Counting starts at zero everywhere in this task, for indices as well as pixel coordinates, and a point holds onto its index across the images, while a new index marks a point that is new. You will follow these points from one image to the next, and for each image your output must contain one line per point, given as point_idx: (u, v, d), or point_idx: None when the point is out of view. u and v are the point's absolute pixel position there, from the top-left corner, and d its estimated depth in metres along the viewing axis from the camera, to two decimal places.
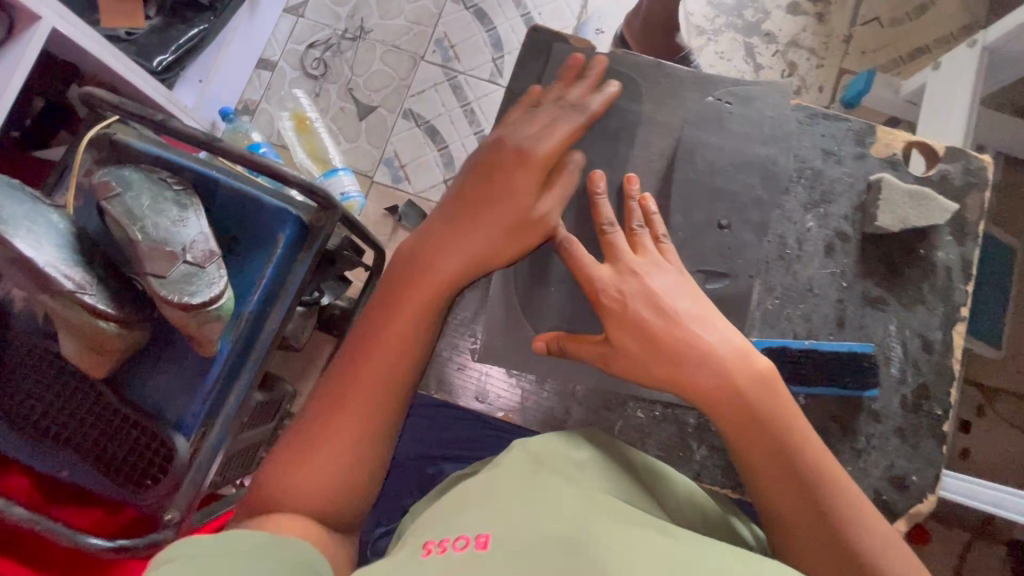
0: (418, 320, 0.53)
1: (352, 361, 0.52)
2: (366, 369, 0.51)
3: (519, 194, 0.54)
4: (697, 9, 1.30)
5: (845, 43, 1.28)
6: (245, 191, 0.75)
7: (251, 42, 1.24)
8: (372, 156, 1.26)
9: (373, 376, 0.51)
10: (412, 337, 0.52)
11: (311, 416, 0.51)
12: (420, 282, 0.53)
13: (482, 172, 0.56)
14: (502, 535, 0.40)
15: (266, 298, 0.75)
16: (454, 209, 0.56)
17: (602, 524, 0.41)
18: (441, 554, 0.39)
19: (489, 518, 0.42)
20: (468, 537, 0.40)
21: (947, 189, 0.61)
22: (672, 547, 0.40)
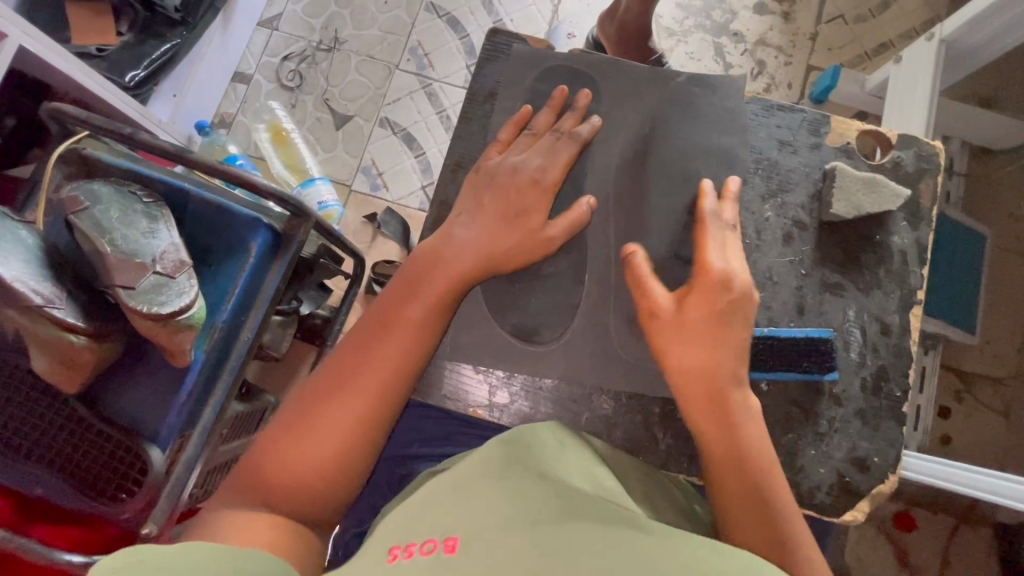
0: (429, 315, 0.54)
1: (354, 358, 0.52)
2: (372, 362, 0.51)
3: (517, 213, 0.57)
4: (666, 11, 1.32)
5: (811, 41, 1.31)
6: (217, 202, 0.75)
7: (226, 56, 1.25)
8: (349, 165, 1.26)
9: (382, 366, 0.51)
10: (422, 335, 0.53)
11: (304, 409, 0.50)
12: (429, 285, 0.54)
13: (487, 189, 0.58)
14: (471, 536, 0.39)
15: (239, 307, 0.75)
16: (464, 221, 0.57)
17: (572, 522, 0.40)
18: (407, 558, 0.38)
19: (459, 521, 0.41)
20: (437, 541, 0.39)
21: (899, 176, 0.62)
22: (640, 534, 0.40)
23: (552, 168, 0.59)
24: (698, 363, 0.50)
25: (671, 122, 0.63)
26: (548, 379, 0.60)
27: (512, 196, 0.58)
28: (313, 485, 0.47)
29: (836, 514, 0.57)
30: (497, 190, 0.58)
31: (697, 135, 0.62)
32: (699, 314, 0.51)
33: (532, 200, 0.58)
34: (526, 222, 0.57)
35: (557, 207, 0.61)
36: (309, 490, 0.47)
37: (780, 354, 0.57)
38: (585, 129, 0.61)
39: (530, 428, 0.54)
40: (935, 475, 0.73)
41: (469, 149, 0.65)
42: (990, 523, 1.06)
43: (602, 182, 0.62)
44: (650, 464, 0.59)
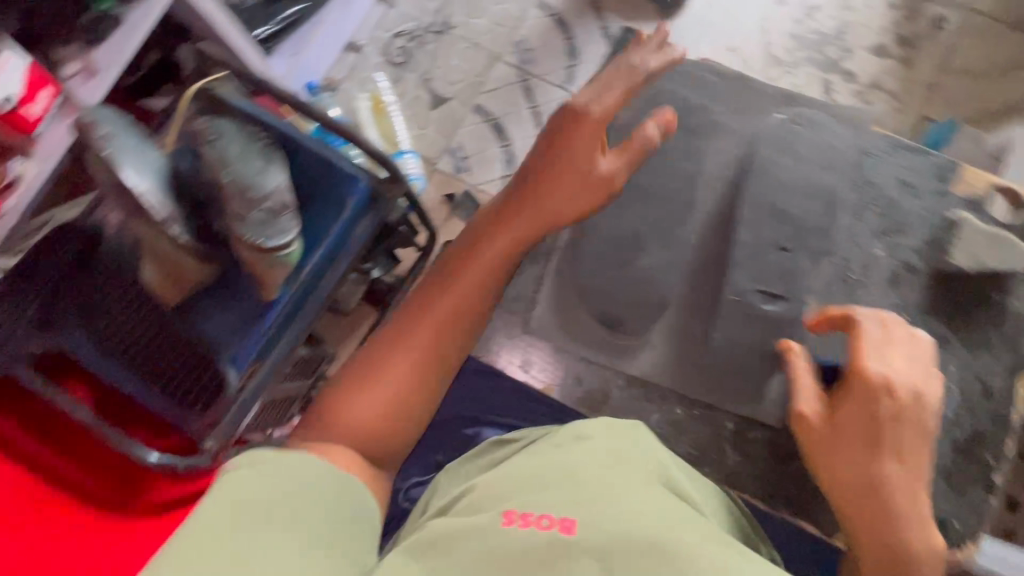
0: (485, 279, 0.63)
1: (428, 306, 0.61)
2: (435, 317, 0.60)
3: (588, 179, 0.66)
4: (777, 40, 1.29)
5: (929, 91, 1.25)
6: (323, 154, 0.80)
7: (343, 25, 1.31)
8: (439, 144, 1.31)
9: (444, 319, 0.60)
10: (478, 295, 0.62)
11: (375, 356, 0.59)
12: (486, 253, 0.64)
13: (555, 164, 0.66)
14: (585, 519, 0.44)
15: (327, 256, 0.79)
16: (531, 196, 0.66)
17: (673, 523, 0.44)
18: (525, 529, 0.44)
19: (570, 501, 0.46)
20: (552, 517, 0.44)
21: None
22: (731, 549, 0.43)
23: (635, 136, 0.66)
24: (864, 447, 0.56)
25: (803, 143, 0.76)
26: None
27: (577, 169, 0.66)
28: (398, 406, 0.57)
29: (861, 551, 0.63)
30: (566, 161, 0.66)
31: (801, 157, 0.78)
32: (857, 415, 0.56)
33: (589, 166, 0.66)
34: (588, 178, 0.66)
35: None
36: (396, 412, 0.57)
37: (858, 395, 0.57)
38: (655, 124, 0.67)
39: (602, 419, 0.60)
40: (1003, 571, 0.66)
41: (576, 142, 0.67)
42: None
43: None
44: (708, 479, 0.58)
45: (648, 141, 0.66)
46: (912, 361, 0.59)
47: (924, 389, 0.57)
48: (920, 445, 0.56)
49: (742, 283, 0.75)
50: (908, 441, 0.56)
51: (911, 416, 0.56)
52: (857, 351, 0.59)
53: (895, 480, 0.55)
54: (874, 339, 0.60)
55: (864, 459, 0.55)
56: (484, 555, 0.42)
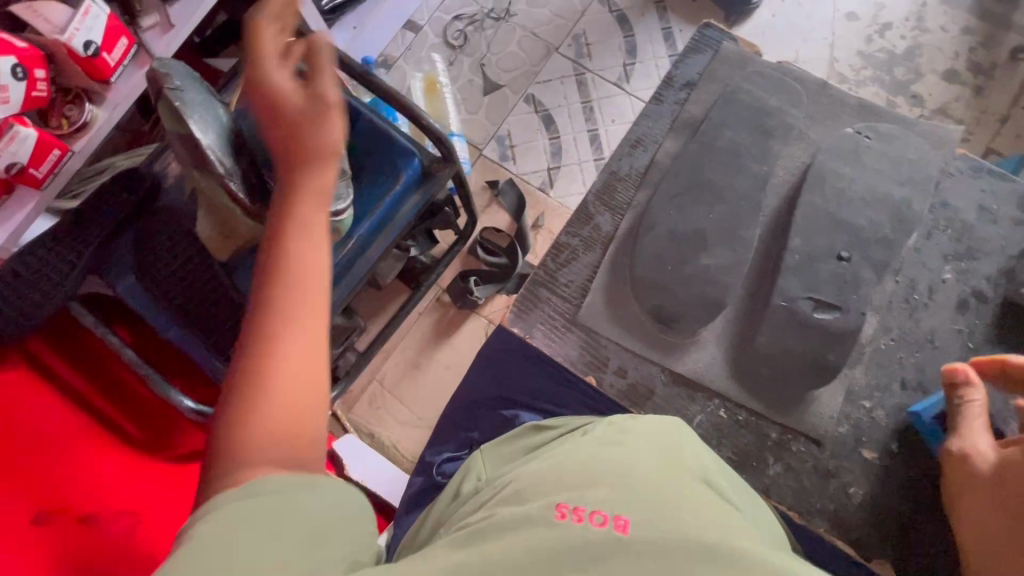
0: (319, 205, 0.53)
1: (262, 288, 0.48)
2: (299, 273, 0.48)
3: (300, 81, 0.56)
4: (844, 56, 1.26)
5: (999, 123, 1.20)
6: (381, 127, 0.81)
7: (405, 3, 1.32)
8: (487, 130, 1.31)
9: (310, 272, 0.49)
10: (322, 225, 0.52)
11: (244, 368, 0.46)
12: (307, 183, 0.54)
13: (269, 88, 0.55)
14: (639, 520, 0.44)
15: (376, 227, 0.80)
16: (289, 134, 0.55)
17: (725, 532, 0.45)
18: (579, 523, 0.45)
19: (623, 500, 0.47)
20: (607, 515, 0.45)
21: None
22: (779, 561, 0.44)
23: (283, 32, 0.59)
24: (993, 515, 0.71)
25: (873, 153, 0.85)
26: None
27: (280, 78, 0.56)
28: (280, 398, 0.45)
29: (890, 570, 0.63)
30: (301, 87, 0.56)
31: (874, 167, 0.85)
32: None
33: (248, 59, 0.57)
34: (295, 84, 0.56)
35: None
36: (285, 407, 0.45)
37: None
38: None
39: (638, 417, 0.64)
40: None
41: None
42: None
43: None
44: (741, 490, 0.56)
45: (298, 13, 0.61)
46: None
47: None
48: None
49: (792, 289, 0.81)
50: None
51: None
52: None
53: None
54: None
55: (993, 515, 0.71)
56: (537, 545, 0.43)
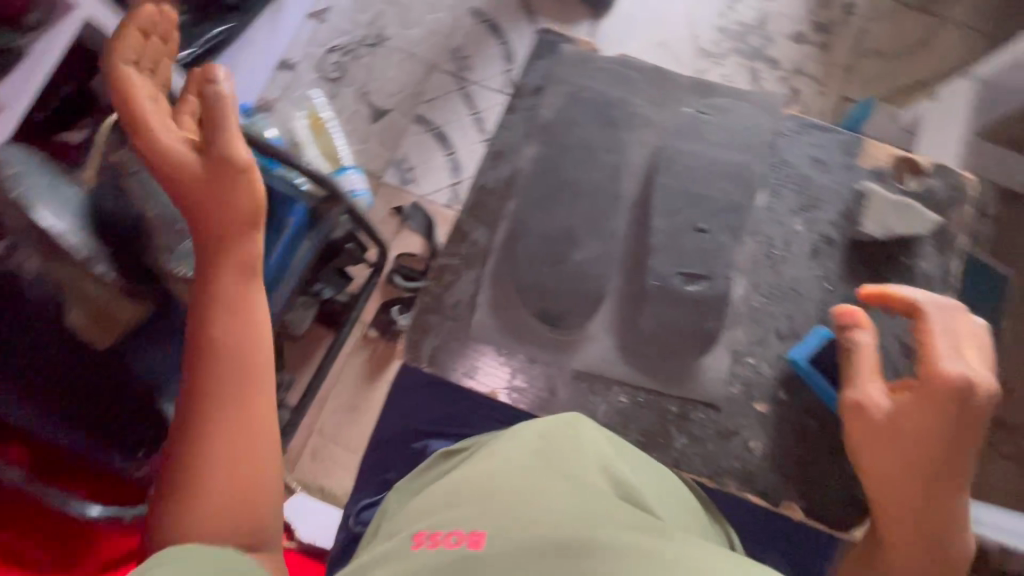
0: (244, 285, 0.58)
1: (197, 382, 0.55)
2: (227, 357, 0.55)
3: (215, 168, 0.58)
4: (704, 33, 1.34)
5: (847, 72, 1.32)
6: (258, 178, 0.78)
7: (273, 44, 1.29)
8: (383, 157, 1.29)
9: (241, 355, 0.56)
10: (251, 308, 0.58)
11: (188, 445, 0.52)
12: (228, 265, 0.58)
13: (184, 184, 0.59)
14: (495, 532, 0.41)
15: (270, 280, 0.78)
16: (208, 243, 0.59)
17: (597, 527, 0.41)
18: (434, 548, 0.41)
19: (484, 514, 0.43)
20: (462, 532, 0.42)
21: (930, 203, 0.63)
22: (661, 548, 0.39)
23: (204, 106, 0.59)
24: None
25: None
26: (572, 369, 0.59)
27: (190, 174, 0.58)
28: (221, 480, 0.51)
29: (845, 530, 0.56)
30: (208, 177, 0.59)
31: None
32: (926, 416, 0.50)
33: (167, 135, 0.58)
34: (204, 169, 0.58)
35: (585, 199, 0.59)
36: (227, 498, 0.51)
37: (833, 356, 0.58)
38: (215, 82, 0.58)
39: (541, 417, 0.55)
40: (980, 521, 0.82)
41: (509, 142, 0.64)
42: None
43: None
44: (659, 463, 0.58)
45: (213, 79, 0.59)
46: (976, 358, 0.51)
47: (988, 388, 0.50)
48: None
49: None
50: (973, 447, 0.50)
51: (976, 419, 0.50)
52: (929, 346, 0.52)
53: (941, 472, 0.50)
54: (943, 334, 0.52)
55: None
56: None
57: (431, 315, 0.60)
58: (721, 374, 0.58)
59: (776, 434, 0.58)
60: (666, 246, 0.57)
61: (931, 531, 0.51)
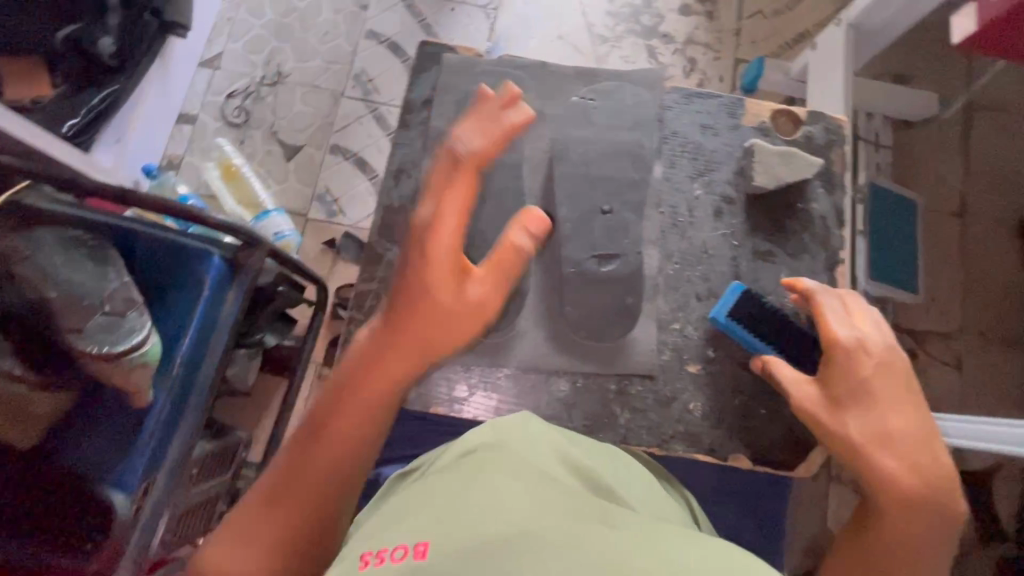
0: (377, 417, 0.47)
1: (272, 486, 0.45)
2: (299, 482, 0.44)
3: (468, 305, 0.50)
4: (598, 20, 1.38)
5: (736, 36, 1.38)
6: (167, 238, 0.75)
7: (168, 98, 1.24)
8: (305, 194, 1.27)
9: (314, 491, 0.44)
10: (354, 449, 0.46)
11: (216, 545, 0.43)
12: (353, 401, 0.47)
13: (423, 288, 0.49)
14: (442, 539, 0.36)
15: (198, 341, 0.74)
16: (349, 381, 0.48)
17: (552, 521, 0.38)
18: (378, 567, 0.35)
19: (432, 523, 0.39)
20: (406, 545, 0.37)
21: (811, 148, 0.67)
22: (615, 537, 0.37)
23: (435, 205, 0.52)
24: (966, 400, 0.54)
25: None
26: (503, 369, 0.61)
27: (440, 301, 0.49)
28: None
29: (788, 468, 0.60)
30: (415, 278, 0.49)
31: None
32: (846, 382, 0.51)
33: (451, 260, 0.50)
34: (465, 302, 0.50)
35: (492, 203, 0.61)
36: None
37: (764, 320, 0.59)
38: (520, 233, 0.53)
39: (488, 421, 0.54)
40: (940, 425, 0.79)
41: (408, 158, 0.65)
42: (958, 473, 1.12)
43: (541, 174, 0.64)
44: (609, 441, 0.60)
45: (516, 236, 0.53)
46: (872, 324, 0.54)
47: (890, 346, 0.52)
48: None
49: None
50: (904, 398, 0.50)
51: (891, 369, 0.51)
52: (824, 318, 0.55)
53: (897, 428, 0.48)
54: (833, 309, 0.56)
55: None
56: None
57: (359, 344, 0.61)
58: (650, 345, 0.61)
59: (712, 390, 0.61)
60: (577, 233, 0.60)
61: (929, 483, 0.46)
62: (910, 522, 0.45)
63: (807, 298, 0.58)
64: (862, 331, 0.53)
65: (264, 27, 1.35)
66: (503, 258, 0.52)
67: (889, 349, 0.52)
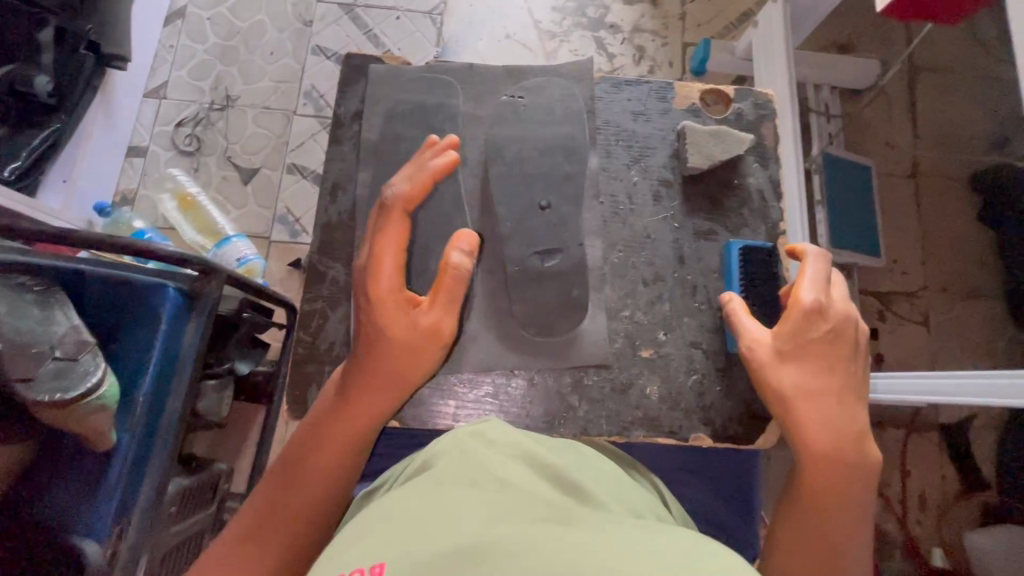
0: (353, 448, 0.51)
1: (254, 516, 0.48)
2: (286, 509, 0.47)
3: (430, 339, 0.52)
4: (543, 16, 1.38)
5: (681, 21, 1.40)
6: (120, 275, 0.73)
7: (115, 133, 1.22)
8: (264, 217, 1.25)
9: (301, 516, 0.47)
10: (335, 479, 0.50)
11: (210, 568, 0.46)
12: (336, 435, 0.50)
13: (384, 332, 0.51)
14: (401, 556, 0.34)
15: (160, 375, 0.73)
16: (334, 419, 0.51)
17: (515, 526, 0.36)
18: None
19: (391, 542, 0.36)
20: (362, 568, 0.34)
21: (742, 125, 0.68)
22: (576, 535, 0.35)
23: (387, 252, 0.52)
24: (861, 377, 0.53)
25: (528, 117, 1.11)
26: (457, 375, 0.61)
27: (405, 338, 0.51)
28: None
29: (750, 442, 0.60)
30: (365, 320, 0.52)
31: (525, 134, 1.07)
32: (795, 344, 0.53)
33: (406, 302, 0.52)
34: (427, 345, 0.52)
35: (430, 209, 0.61)
36: None
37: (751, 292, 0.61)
38: (459, 249, 0.53)
39: (451, 432, 0.52)
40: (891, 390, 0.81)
41: (344, 173, 0.65)
42: (935, 426, 1.14)
43: (476, 176, 0.64)
44: (571, 435, 0.60)
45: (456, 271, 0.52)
46: (839, 295, 0.55)
47: (850, 313, 0.53)
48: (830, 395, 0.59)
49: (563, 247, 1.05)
50: (850, 368, 0.52)
51: (843, 339, 0.52)
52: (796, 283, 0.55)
53: (835, 392, 0.51)
54: (814, 272, 0.55)
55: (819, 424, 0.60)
56: None
57: (309, 365, 0.60)
58: (602, 335, 0.61)
59: (666, 371, 0.61)
60: (515, 231, 0.60)
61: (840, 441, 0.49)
62: (834, 477, 0.48)
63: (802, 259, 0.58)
64: (827, 299, 0.54)
65: (206, 51, 1.33)
66: (445, 282, 0.52)
67: (850, 319, 0.53)
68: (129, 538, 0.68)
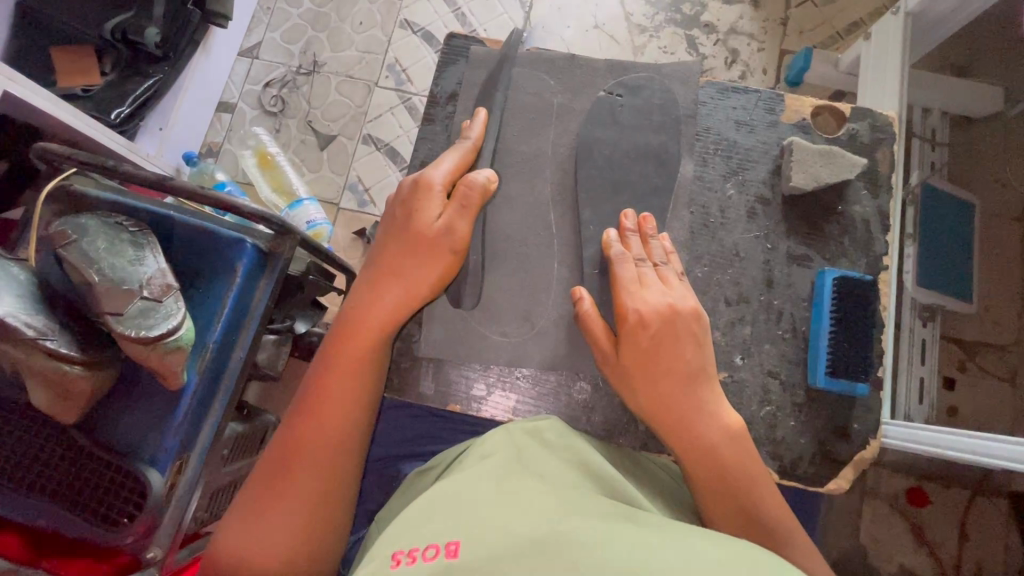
0: (367, 364, 0.53)
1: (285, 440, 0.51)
2: (315, 427, 0.51)
3: (434, 243, 0.55)
4: (636, 9, 1.34)
5: (782, 26, 1.32)
6: (203, 227, 0.77)
7: (209, 87, 1.27)
8: (336, 183, 1.28)
9: (329, 432, 0.51)
10: (353, 395, 0.52)
11: (258, 497, 0.49)
12: (348, 353, 0.53)
13: (394, 253, 0.55)
14: (475, 538, 0.33)
15: (229, 327, 0.76)
16: (342, 338, 0.54)
17: (585, 523, 0.35)
18: (408, 567, 0.32)
19: (462, 523, 0.35)
20: (438, 544, 0.33)
21: (855, 147, 0.64)
22: (645, 536, 0.34)
23: (439, 172, 0.57)
24: (682, 357, 0.52)
25: None
26: (521, 370, 0.61)
27: (418, 241, 0.55)
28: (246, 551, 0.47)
29: (820, 484, 0.58)
30: (393, 215, 0.57)
31: None
32: (628, 360, 0.52)
33: (421, 207, 0.55)
34: (434, 247, 0.55)
35: None
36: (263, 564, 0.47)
37: (842, 337, 0.58)
38: (479, 176, 0.57)
39: (502, 425, 0.51)
40: (914, 439, 0.79)
41: (432, 153, 0.65)
42: (1006, 493, 1.05)
43: (564, 173, 0.64)
44: (630, 447, 0.59)
45: (480, 185, 0.56)
46: (665, 287, 0.55)
47: (674, 306, 0.53)
48: (707, 369, 0.52)
49: None
50: (683, 356, 0.52)
51: (674, 333, 0.52)
52: (617, 288, 0.55)
53: (672, 389, 0.50)
54: (625, 274, 0.56)
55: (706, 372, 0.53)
56: None
57: None
58: None
59: (739, 398, 0.59)
60: (598, 236, 0.61)
61: (698, 460, 0.49)
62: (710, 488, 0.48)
63: (610, 259, 0.57)
64: (639, 299, 0.54)
65: (301, 16, 1.36)
66: (460, 192, 0.56)
67: (682, 311, 0.53)
68: (188, 474, 0.74)
